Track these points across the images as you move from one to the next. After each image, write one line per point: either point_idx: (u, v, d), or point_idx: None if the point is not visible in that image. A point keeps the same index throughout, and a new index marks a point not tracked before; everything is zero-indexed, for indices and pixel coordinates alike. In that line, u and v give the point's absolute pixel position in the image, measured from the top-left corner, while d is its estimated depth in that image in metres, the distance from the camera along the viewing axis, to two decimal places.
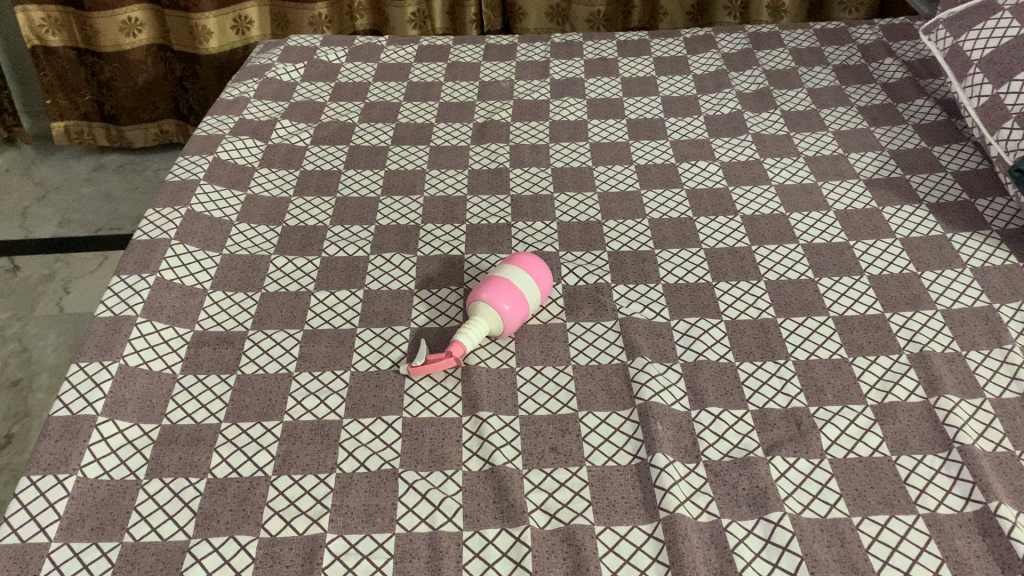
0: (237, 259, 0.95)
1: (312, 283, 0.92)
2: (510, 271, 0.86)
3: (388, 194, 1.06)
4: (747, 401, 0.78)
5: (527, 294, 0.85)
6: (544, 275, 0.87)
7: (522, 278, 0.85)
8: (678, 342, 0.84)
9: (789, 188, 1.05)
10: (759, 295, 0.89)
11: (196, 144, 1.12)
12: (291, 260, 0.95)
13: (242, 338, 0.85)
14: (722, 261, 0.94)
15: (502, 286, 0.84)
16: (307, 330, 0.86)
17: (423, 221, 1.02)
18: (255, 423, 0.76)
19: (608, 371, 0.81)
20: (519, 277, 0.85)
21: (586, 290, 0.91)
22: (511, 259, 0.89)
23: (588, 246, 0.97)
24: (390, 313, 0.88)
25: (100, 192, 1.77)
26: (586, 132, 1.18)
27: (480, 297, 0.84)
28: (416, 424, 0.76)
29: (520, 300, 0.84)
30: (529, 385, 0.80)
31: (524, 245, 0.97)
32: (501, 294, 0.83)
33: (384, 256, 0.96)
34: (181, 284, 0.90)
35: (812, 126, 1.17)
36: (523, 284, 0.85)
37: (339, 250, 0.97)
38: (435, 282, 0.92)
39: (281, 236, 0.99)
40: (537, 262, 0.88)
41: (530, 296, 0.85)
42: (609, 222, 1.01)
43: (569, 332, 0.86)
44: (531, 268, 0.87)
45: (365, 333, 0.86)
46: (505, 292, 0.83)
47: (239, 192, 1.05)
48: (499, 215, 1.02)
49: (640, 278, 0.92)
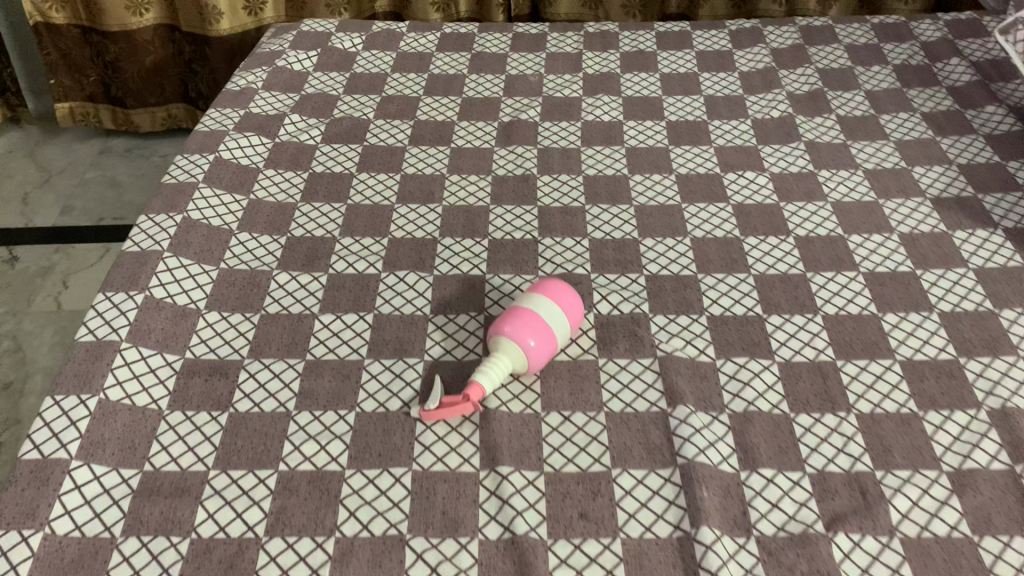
0: (235, 274, 0.86)
1: (317, 304, 0.83)
2: (534, 300, 0.76)
3: (404, 201, 0.97)
4: (804, 462, 0.69)
5: (553, 325, 0.75)
6: (574, 306, 0.78)
7: (548, 306, 0.76)
8: (725, 386, 0.75)
9: (847, 206, 0.95)
10: (816, 333, 0.80)
11: (196, 140, 1.03)
12: (294, 277, 0.86)
13: (236, 368, 0.77)
14: (773, 291, 0.84)
15: (524, 317, 0.75)
16: (309, 360, 0.77)
17: (441, 233, 0.92)
18: (247, 472, 0.68)
19: (645, 420, 0.72)
20: (548, 309, 0.76)
21: (621, 320, 0.81)
22: (537, 286, 0.79)
23: (623, 268, 0.87)
24: (401, 343, 0.79)
25: (105, 178, 1.68)
26: (622, 135, 1.08)
27: (504, 331, 0.74)
28: (427, 480, 0.67)
29: (545, 333, 0.74)
30: (556, 435, 0.71)
31: (552, 266, 0.88)
32: (523, 326, 0.74)
33: (396, 274, 0.87)
34: (172, 303, 0.81)
35: (871, 134, 1.06)
36: (548, 314, 0.75)
37: (348, 267, 0.88)
38: (452, 306, 0.83)
39: (285, 248, 0.90)
40: (565, 288, 0.79)
41: (560, 329, 0.76)
42: (647, 240, 0.91)
43: (601, 371, 0.76)
44: (560, 298, 0.77)
45: (373, 366, 0.77)
46: (528, 324, 0.74)
47: (241, 196, 0.96)
48: (525, 228, 0.93)
49: (682, 307, 0.83)
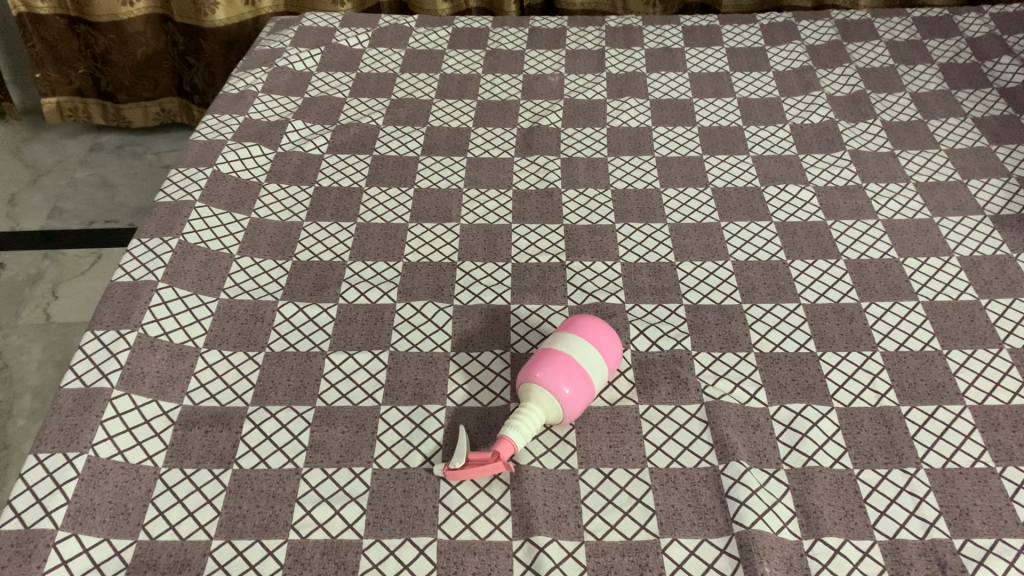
0: (237, 306, 0.79)
1: (327, 339, 0.76)
2: (568, 340, 0.68)
3: (418, 219, 0.89)
4: (872, 528, 0.62)
5: (590, 369, 0.67)
6: (611, 342, 0.70)
7: (583, 348, 0.68)
8: (779, 437, 0.68)
9: (899, 225, 0.88)
10: (876, 374, 0.73)
11: (192, 151, 0.95)
12: (301, 308, 0.79)
13: (239, 417, 0.69)
14: (825, 325, 0.78)
15: (557, 362, 0.67)
16: (319, 408, 0.70)
17: (460, 256, 0.85)
18: (254, 543, 0.61)
19: (694, 479, 0.65)
20: (582, 349, 0.68)
21: (661, 358, 0.74)
22: (569, 322, 0.71)
23: (661, 296, 0.80)
24: (420, 386, 0.72)
25: (96, 177, 1.60)
26: (652, 143, 1.00)
27: (535, 377, 0.67)
28: (455, 551, 0.61)
29: (580, 380, 0.66)
30: (596, 497, 0.64)
31: (583, 294, 0.80)
32: (556, 373, 0.66)
33: (412, 305, 0.79)
34: (167, 342, 0.74)
35: (920, 142, 0.98)
36: (584, 356, 0.67)
37: (359, 295, 0.80)
38: (474, 342, 0.75)
39: (291, 275, 0.82)
40: (601, 325, 0.71)
41: (596, 370, 0.68)
42: (685, 263, 0.84)
43: (642, 420, 0.69)
44: (595, 335, 0.69)
45: (390, 415, 0.70)
46: (561, 370, 0.66)
47: (242, 215, 0.88)
48: (552, 250, 0.85)
49: (727, 343, 0.76)
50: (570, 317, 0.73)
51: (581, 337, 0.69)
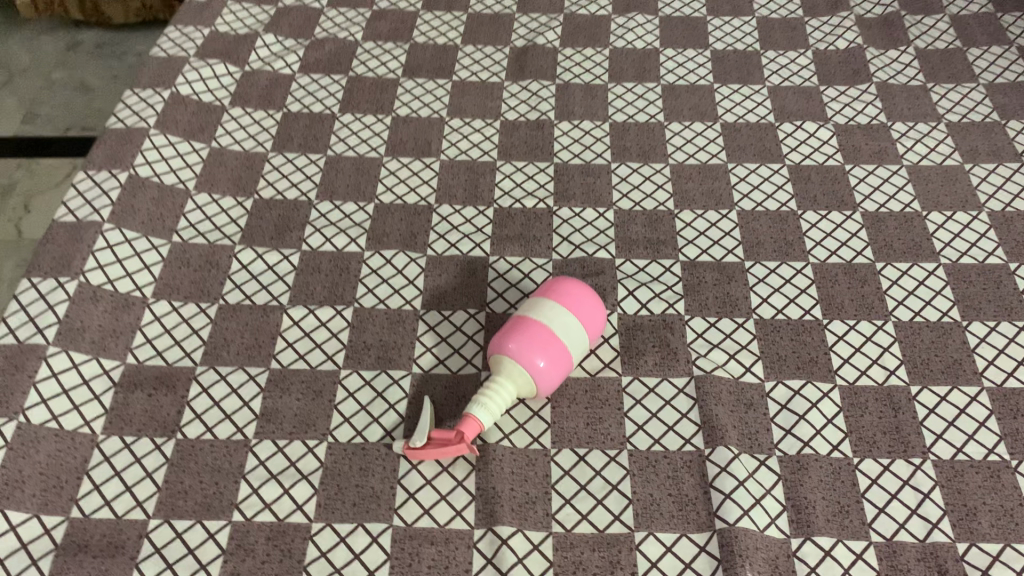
0: (191, 251, 0.72)
1: (286, 292, 0.70)
2: (551, 310, 0.61)
3: (395, 153, 0.81)
4: (869, 527, 0.56)
5: (568, 340, 0.61)
6: (595, 315, 0.63)
7: (561, 316, 0.61)
8: (774, 419, 0.62)
9: (925, 172, 0.79)
10: (886, 347, 0.66)
11: (150, 70, 0.87)
12: (260, 255, 0.72)
13: (186, 379, 0.64)
14: (834, 288, 0.70)
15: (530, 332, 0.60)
16: (273, 370, 0.65)
17: (438, 198, 0.77)
18: (194, 524, 0.56)
19: (676, 465, 0.59)
20: (563, 323, 0.61)
21: (651, 324, 0.67)
22: (549, 286, 0.64)
23: (655, 251, 0.73)
24: (385, 349, 0.66)
25: (72, 80, 1.51)
26: (657, 68, 0.91)
27: (509, 349, 0.60)
28: (410, 540, 0.56)
29: (556, 353, 0.60)
30: (567, 482, 0.59)
31: (569, 246, 0.73)
32: (529, 345, 0.60)
33: (381, 254, 0.72)
34: (112, 292, 0.68)
35: (956, 74, 0.89)
36: (561, 325, 0.61)
37: (325, 241, 0.73)
38: (447, 300, 0.69)
39: (252, 215, 0.75)
40: (589, 293, 0.64)
41: (574, 347, 0.61)
42: (684, 212, 0.76)
43: (625, 394, 0.63)
44: (580, 307, 0.62)
45: (350, 381, 0.64)
46: (535, 342, 0.60)
47: (201, 145, 0.81)
48: (539, 193, 0.78)
49: (725, 307, 0.69)
50: (551, 279, 0.66)
51: (559, 303, 0.62)
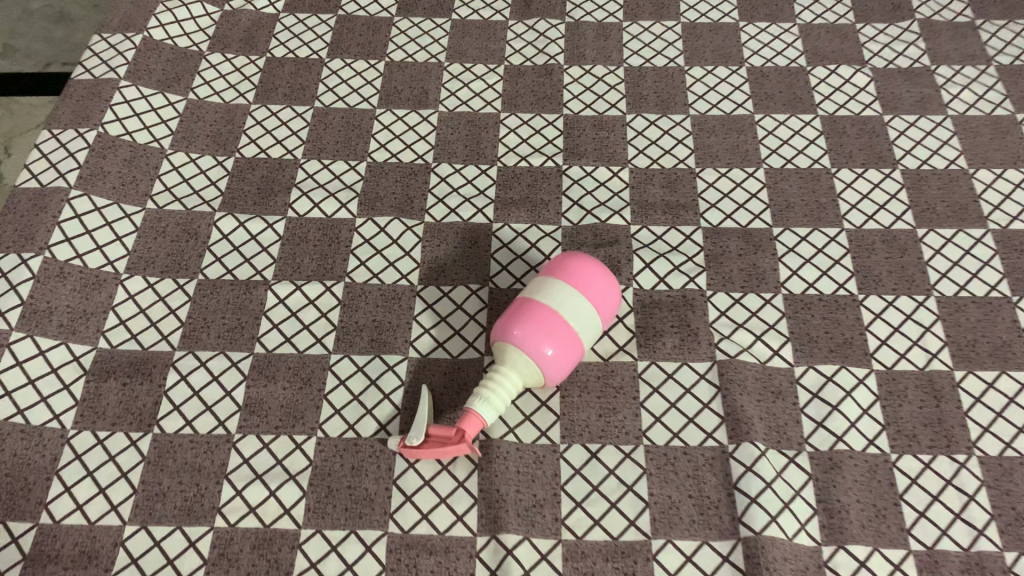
0: (167, 219, 0.66)
1: (271, 266, 0.64)
2: (566, 301, 0.55)
3: (389, 104, 0.74)
4: (908, 534, 0.51)
5: (578, 326, 0.55)
6: (609, 306, 0.57)
7: (572, 298, 0.55)
8: (804, 410, 0.57)
9: (972, 123, 0.72)
10: (928, 327, 0.60)
11: (120, 11, 0.79)
12: (242, 223, 0.66)
13: (163, 365, 0.59)
14: (870, 258, 0.64)
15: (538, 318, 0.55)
16: (258, 355, 0.59)
17: (436, 157, 0.71)
18: (174, 531, 0.52)
19: (697, 463, 0.54)
20: (578, 319, 0.55)
21: (669, 301, 0.61)
22: (558, 262, 0.58)
23: (674, 216, 0.66)
24: (378, 330, 0.60)
25: (50, 7, 1.41)
26: (677, 4, 0.83)
27: (517, 344, 0.54)
28: (407, 550, 0.51)
29: (564, 342, 0.54)
30: (578, 483, 0.54)
31: (580, 212, 0.66)
32: (535, 334, 0.54)
33: (374, 221, 0.66)
34: (80, 268, 0.62)
35: (1008, 9, 0.80)
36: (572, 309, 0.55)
37: (312, 207, 0.67)
38: (446, 274, 0.63)
39: (233, 177, 0.69)
40: (606, 278, 0.57)
41: (585, 343, 0.56)
42: (706, 171, 0.69)
43: (641, 382, 0.58)
44: (596, 297, 0.56)
45: (340, 367, 0.59)
46: (543, 329, 0.54)
47: (176, 97, 0.74)
48: (547, 150, 0.71)
49: (751, 281, 0.63)
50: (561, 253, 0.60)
51: (571, 284, 0.56)
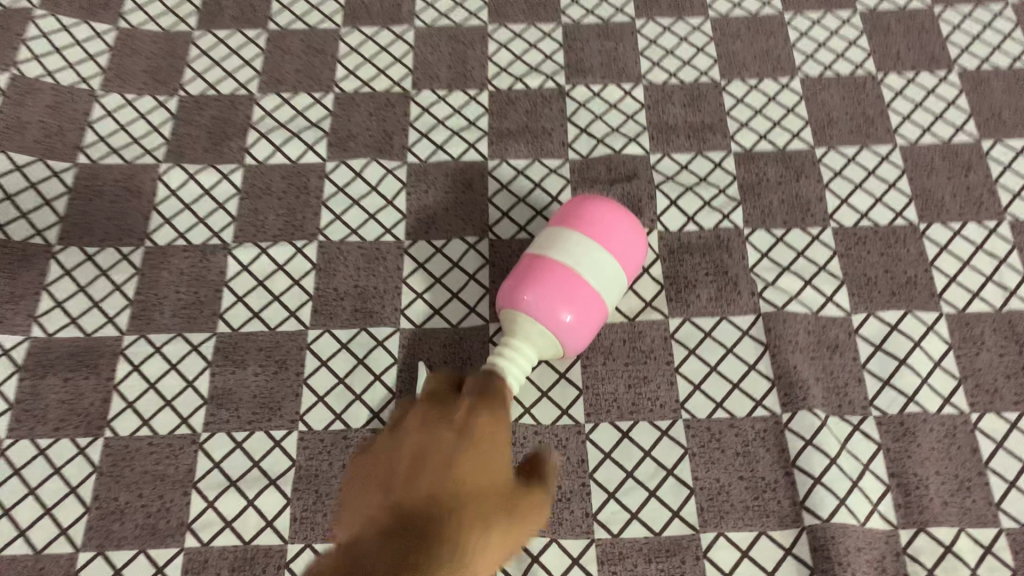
0: (104, 175, 0.56)
1: (231, 226, 0.54)
2: (595, 266, 0.46)
3: (356, 21, 0.63)
4: (998, 510, 0.44)
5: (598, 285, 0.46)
6: (635, 264, 0.48)
7: (588, 252, 0.46)
8: (866, 366, 0.48)
9: None
10: (1003, 258, 0.52)
11: None
12: (192, 176, 0.56)
13: (111, 353, 0.50)
14: (931, 179, 0.55)
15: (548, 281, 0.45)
16: (222, 336, 0.50)
17: (416, 83, 0.60)
18: (138, 555, 0.44)
19: (747, 437, 0.46)
20: (607, 286, 0.46)
21: (701, 244, 0.52)
22: (570, 207, 0.49)
23: (699, 140, 0.57)
24: (362, 298, 0.51)
25: None
26: None
27: (538, 319, 0.45)
28: None
29: (582, 307, 0.45)
30: (610, 469, 0.46)
31: (589, 142, 0.57)
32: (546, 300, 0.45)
33: (349, 166, 0.56)
34: (4, 242, 0.53)
35: None
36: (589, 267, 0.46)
37: (275, 152, 0.57)
38: (437, 226, 0.54)
39: (178, 120, 0.58)
40: (634, 233, 0.48)
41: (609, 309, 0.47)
42: (733, 84, 0.59)
43: (675, 343, 0.49)
44: (624, 257, 0.47)
45: (321, 346, 0.50)
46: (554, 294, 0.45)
47: (104, 26, 0.62)
48: (546, 68, 0.60)
49: (794, 214, 0.54)
50: (577, 198, 0.50)
51: (586, 235, 0.47)
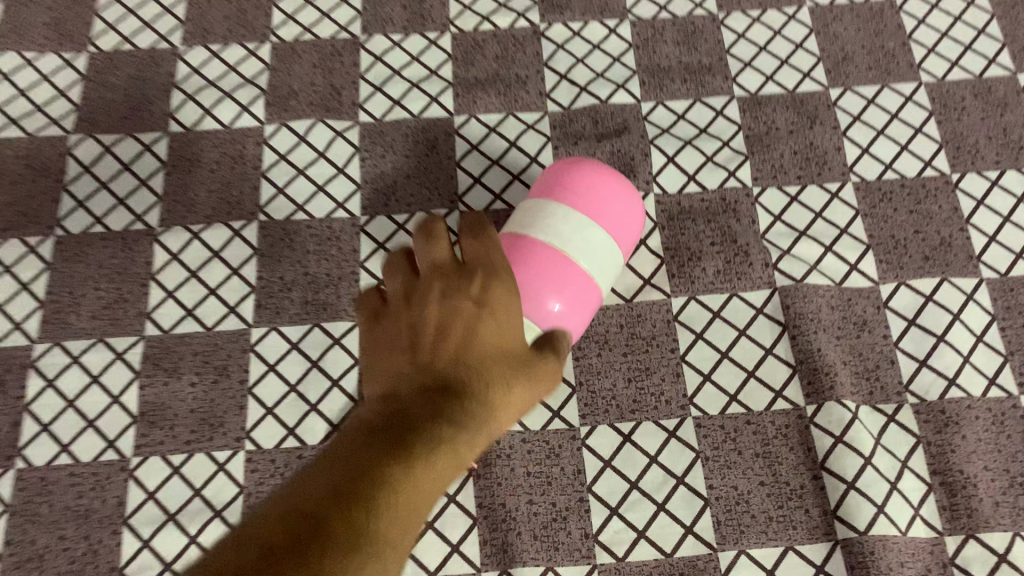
0: (3, 152, 0.48)
1: (156, 207, 0.46)
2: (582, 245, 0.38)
3: None
4: None
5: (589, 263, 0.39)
6: (627, 239, 0.41)
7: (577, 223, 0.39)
8: (899, 345, 0.42)
9: None
10: None
11: None
12: (108, 148, 0.48)
13: (20, 367, 0.42)
14: (963, 120, 0.48)
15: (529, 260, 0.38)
16: (151, 340, 0.43)
17: (366, 27, 0.52)
18: None
19: (767, 436, 0.40)
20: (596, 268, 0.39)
21: (705, 208, 0.45)
22: (552, 176, 0.41)
23: (696, 84, 0.49)
24: (314, 287, 0.44)
25: None
26: None
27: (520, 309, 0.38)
28: None
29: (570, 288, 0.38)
30: (611, 481, 0.39)
31: (570, 91, 0.49)
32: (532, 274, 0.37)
33: (292, 130, 0.48)
34: None
35: None
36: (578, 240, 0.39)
37: (204, 116, 0.49)
38: (398, 198, 0.46)
39: (88, 81, 0.50)
40: (628, 204, 0.41)
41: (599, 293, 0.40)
42: (733, 16, 0.51)
43: (680, 327, 0.42)
44: (616, 233, 0.40)
45: (268, 347, 0.43)
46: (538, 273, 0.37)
47: None
48: (516, 3, 0.52)
49: (809, 168, 0.47)
50: (559, 165, 0.42)
51: (568, 203, 0.39)
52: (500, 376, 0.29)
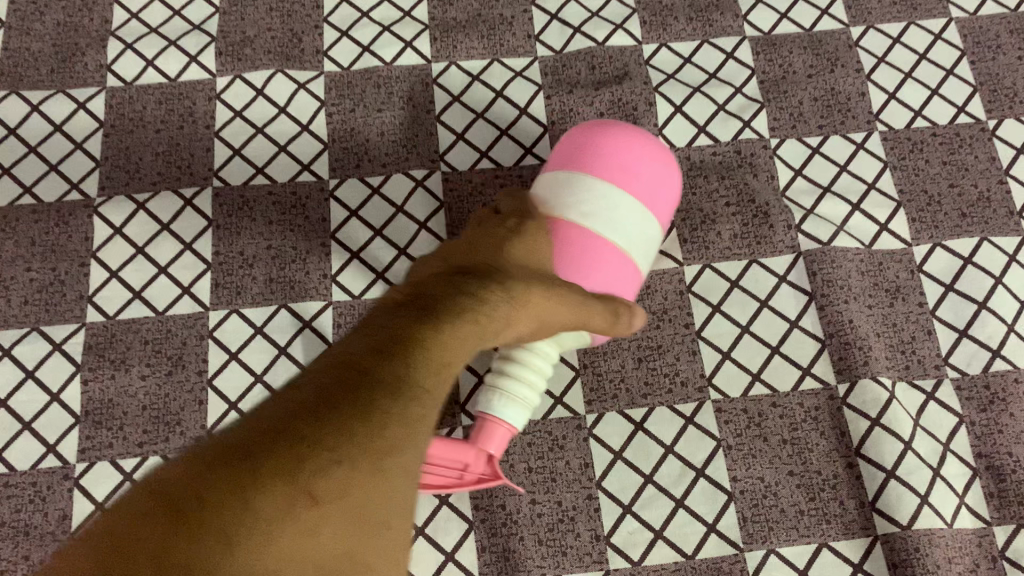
0: None
1: (93, 173, 0.41)
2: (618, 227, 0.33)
3: None
4: None
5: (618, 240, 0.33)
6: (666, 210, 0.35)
7: (596, 193, 0.33)
8: (936, 313, 0.38)
9: None
10: None
11: None
12: (37, 107, 0.42)
13: None
14: (999, 60, 0.43)
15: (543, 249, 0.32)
16: (93, 327, 0.38)
17: None
18: None
19: (795, 420, 0.36)
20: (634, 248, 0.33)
21: (717, 163, 0.40)
22: (575, 143, 0.35)
23: (703, 23, 0.44)
24: (279, 262, 0.39)
25: None
26: None
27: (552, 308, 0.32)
28: None
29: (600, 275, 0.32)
30: (623, 475, 0.35)
31: (562, 33, 0.44)
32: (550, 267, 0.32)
33: (247, 82, 0.43)
34: None
35: None
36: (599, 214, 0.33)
37: (145, 68, 0.43)
38: (371, 157, 0.41)
39: (10, 28, 0.43)
40: (664, 167, 0.35)
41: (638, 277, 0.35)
42: None
43: (694, 299, 0.38)
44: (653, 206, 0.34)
45: (229, 331, 0.38)
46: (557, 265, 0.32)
47: None
48: None
49: (831, 116, 0.42)
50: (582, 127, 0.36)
51: (593, 178, 0.33)
52: (541, 284, 0.27)
